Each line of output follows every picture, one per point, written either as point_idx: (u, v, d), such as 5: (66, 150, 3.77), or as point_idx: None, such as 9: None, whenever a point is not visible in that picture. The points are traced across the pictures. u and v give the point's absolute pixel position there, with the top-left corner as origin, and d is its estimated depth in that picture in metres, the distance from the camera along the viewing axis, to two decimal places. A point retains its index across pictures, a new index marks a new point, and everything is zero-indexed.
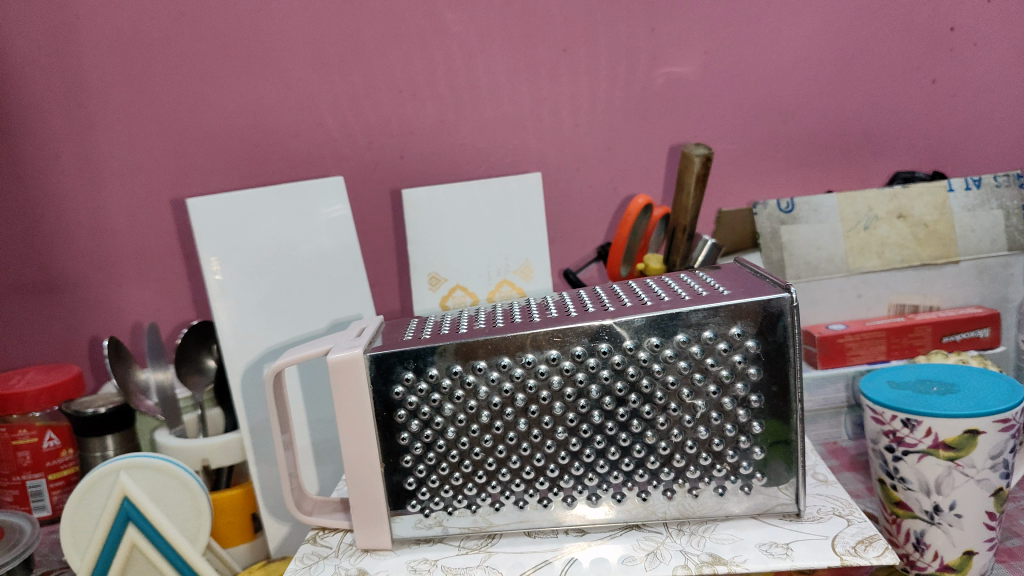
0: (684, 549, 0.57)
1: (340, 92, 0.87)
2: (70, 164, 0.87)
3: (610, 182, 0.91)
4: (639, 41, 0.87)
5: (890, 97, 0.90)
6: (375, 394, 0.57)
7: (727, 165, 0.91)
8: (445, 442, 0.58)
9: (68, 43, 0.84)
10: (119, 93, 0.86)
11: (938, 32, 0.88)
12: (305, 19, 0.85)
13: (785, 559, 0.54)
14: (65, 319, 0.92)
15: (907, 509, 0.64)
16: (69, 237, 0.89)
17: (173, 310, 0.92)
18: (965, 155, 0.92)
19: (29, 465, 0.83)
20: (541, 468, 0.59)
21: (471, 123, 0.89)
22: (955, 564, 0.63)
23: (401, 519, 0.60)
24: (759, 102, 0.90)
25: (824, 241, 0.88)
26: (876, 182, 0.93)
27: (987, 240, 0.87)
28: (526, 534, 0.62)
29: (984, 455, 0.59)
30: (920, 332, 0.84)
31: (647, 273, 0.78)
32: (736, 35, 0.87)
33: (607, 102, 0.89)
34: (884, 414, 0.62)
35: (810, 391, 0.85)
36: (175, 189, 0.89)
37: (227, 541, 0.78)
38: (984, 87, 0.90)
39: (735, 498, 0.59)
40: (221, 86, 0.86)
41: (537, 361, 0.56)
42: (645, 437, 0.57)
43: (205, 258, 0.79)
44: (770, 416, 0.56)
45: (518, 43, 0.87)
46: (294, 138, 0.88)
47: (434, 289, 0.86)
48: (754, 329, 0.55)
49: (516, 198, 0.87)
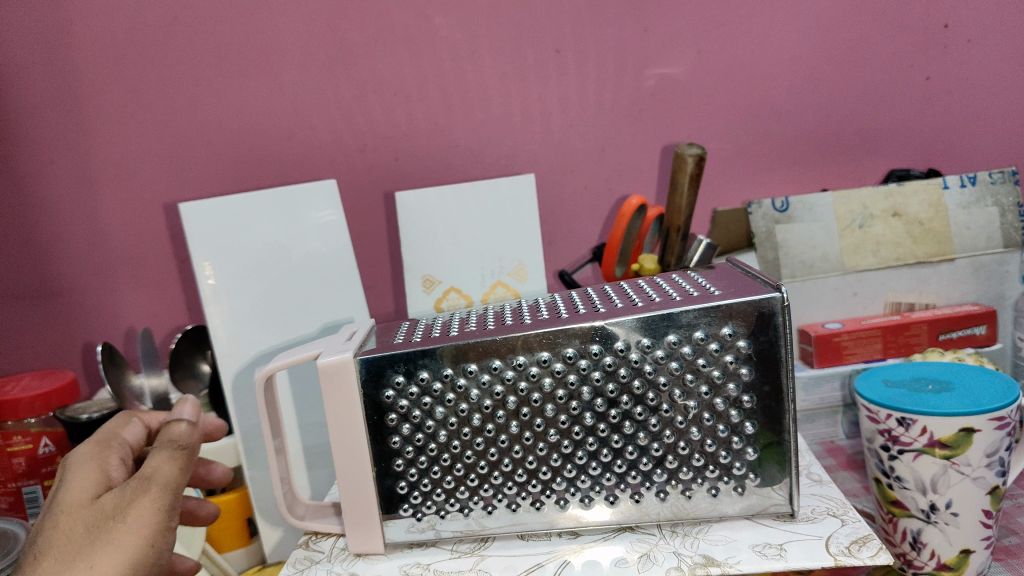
0: (678, 550, 0.57)
1: (332, 95, 0.87)
2: (63, 170, 0.87)
3: (605, 182, 0.91)
4: (630, 42, 0.87)
5: (883, 94, 0.90)
6: (365, 397, 0.57)
7: (720, 164, 0.91)
8: (437, 446, 0.58)
9: (59, 48, 0.84)
10: (111, 97, 0.86)
11: (932, 29, 0.88)
12: (293, 22, 0.85)
13: (779, 559, 0.54)
14: (60, 325, 0.92)
15: (903, 508, 0.64)
16: (65, 243, 0.90)
17: (167, 315, 0.92)
18: (961, 152, 0.91)
19: (24, 472, 0.82)
20: (535, 470, 0.58)
21: (463, 125, 0.89)
22: (953, 563, 0.63)
23: (393, 523, 0.60)
24: (752, 101, 0.89)
25: (819, 240, 0.88)
26: (871, 180, 0.93)
27: (982, 237, 0.87)
28: (520, 537, 0.62)
29: (979, 453, 0.59)
30: (916, 330, 0.84)
31: (641, 273, 0.77)
32: (726, 35, 0.87)
33: (599, 103, 0.89)
34: (879, 412, 0.62)
35: (806, 390, 0.85)
36: (168, 193, 0.89)
37: (223, 546, 0.79)
38: (978, 83, 0.89)
39: (729, 499, 0.58)
40: (211, 91, 0.86)
41: (528, 364, 0.56)
42: (637, 438, 0.57)
43: (198, 262, 0.79)
44: (762, 417, 0.56)
45: (507, 45, 0.86)
46: (285, 142, 0.88)
47: (428, 291, 0.86)
48: (746, 330, 0.54)
49: (510, 199, 0.86)
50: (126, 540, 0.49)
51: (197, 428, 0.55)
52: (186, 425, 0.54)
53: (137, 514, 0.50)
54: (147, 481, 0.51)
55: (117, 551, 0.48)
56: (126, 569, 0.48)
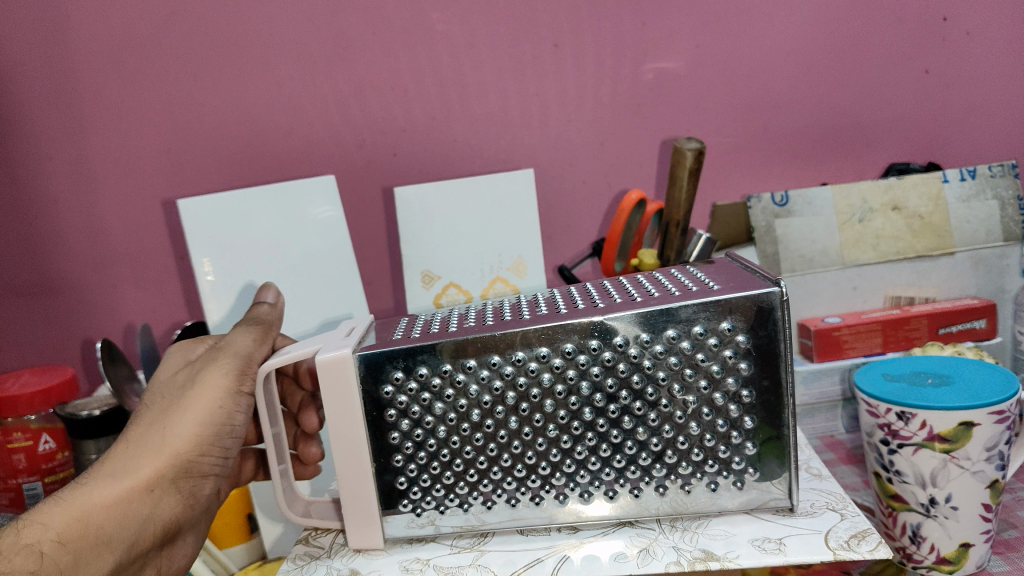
0: (677, 545, 0.57)
1: (330, 90, 0.87)
2: (61, 166, 0.87)
3: (604, 177, 0.91)
4: (628, 35, 0.87)
5: (882, 88, 0.89)
6: (364, 393, 0.57)
7: (719, 159, 0.91)
8: (436, 442, 0.58)
9: (56, 43, 0.84)
10: (109, 93, 0.86)
11: (931, 22, 0.87)
12: (289, 17, 0.84)
13: (778, 554, 0.54)
14: (59, 321, 0.92)
15: (903, 502, 0.64)
16: (64, 239, 0.89)
17: (167, 310, 0.92)
18: (961, 146, 0.91)
19: (24, 468, 0.82)
20: (534, 466, 0.58)
21: (462, 120, 0.89)
22: (952, 556, 0.63)
23: (393, 519, 0.60)
24: (751, 95, 0.89)
25: (818, 234, 0.88)
26: (871, 174, 0.92)
27: (982, 231, 0.87)
28: (519, 532, 0.62)
29: (978, 447, 0.59)
30: (916, 324, 0.84)
31: (640, 268, 0.78)
32: (725, 29, 0.87)
33: (597, 97, 0.88)
34: (879, 406, 0.62)
35: (806, 384, 0.85)
36: (167, 189, 0.88)
37: (224, 541, 0.79)
38: (977, 76, 0.89)
39: (728, 493, 0.59)
40: (209, 87, 0.86)
41: (528, 359, 0.56)
42: (637, 433, 0.57)
43: (197, 258, 0.79)
44: (761, 411, 0.56)
45: (505, 39, 0.86)
46: (284, 138, 0.88)
47: (427, 287, 0.86)
48: (745, 324, 0.54)
49: (508, 194, 0.86)
50: (198, 403, 0.57)
51: (275, 311, 0.67)
52: (267, 308, 0.67)
53: (208, 381, 0.58)
54: (221, 352, 0.60)
55: (191, 412, 0.57)
56: (199, 426, 0.57)
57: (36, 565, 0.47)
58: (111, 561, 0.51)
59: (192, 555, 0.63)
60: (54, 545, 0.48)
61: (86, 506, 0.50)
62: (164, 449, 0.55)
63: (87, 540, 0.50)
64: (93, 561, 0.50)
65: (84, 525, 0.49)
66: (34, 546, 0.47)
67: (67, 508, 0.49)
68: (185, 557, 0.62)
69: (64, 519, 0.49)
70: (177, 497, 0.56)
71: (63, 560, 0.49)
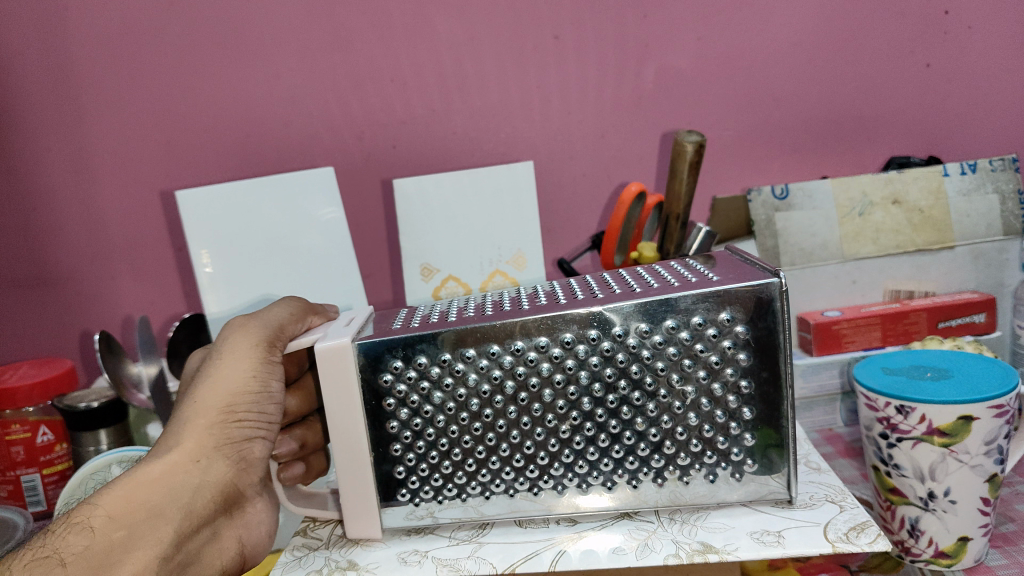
0: (675, 538, 0.57)
1: (330, 82, 0.86)
2: (60, 157, 0.87)
3: (605, 169, 0.91)
4: (630, 27, 0.86)
5: (883, 81, 0.89)
6: (363, 381, 0.57)
7: (720, 152, 0.91)
8: (434, 430, 0.58)
9: (54, 34, 0.83)
10: (107, 84, 0.85)
11: (932, 15, 0.87)
12: (289, 7, 0.84)
13: (776, 546, 0.54)
14: (57, 313, 0.92)
15: (902, 496, 0.64)
16: (62, 230, 0.89)
17: (166, 302, 0.92)
18: (961, 139, 0.91)
19: (22, 460, 0.82)
20: (532, 456, 0.58)
21: (462, 112, 0.88)
22: (951, 550, 0.63)
23: (392, 509, 0.60)
24: (752, 87, 0.89)
25: (818, 228, 0.88)
26: (871, 167, 0.92)
27: (982, 225, 0.87)
28: (517, 524, 0.62)
29: (977, 441, 0.59)
30: (915, 318, 0.84)
31: (640, 261, 0.77)
32: (727, 21, 0.86)
33: (598, 89, 0.88)
34: (878, 401, 0.62)
35: (805, 377, 0.85)
36: (165, 180, 0.88)
37: None
38: (978, 69, 0.89)
39: (727, 486, 0.58)
40: (207, 78, 0.85)
41: (527, 348, 0.56)
42: (636, 423, 0.57)
43: (196, 250, 0.80)
44: (759, 402, 0.56)
45: (506, 31, 0.86)
46: (283, 129, 0.88)
47: (426, 280, 0.86)
48: (744, 315, 0.54)
49: (507, 186, 0.86)
50: (225, 371, 0.57)
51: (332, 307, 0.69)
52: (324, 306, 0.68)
53: (234, 351, 0.58)
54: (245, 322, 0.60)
55: (221, 380, 0.56)
56: (230, 393, 0.56)
57: (89, 540, 0.48)
58: (169, 532, 0.51)
59: (273, 524, 0.63)
60: (104, 521, 0.49)
61: (129, 484, 0.51)
62: (200, 419, 0.55)
63: (137, 516, 0.50)
64: (150, 534, 0.51)
65: (129, 500, 0.51)
66: (85, 524, 0.49)
67: (115, 489, 0.51)
68: (266, 525, 0.62)
69: (111, 498, 0.50)
70: (226, 464, 0.56)
71: (116, 536, 0.49)
